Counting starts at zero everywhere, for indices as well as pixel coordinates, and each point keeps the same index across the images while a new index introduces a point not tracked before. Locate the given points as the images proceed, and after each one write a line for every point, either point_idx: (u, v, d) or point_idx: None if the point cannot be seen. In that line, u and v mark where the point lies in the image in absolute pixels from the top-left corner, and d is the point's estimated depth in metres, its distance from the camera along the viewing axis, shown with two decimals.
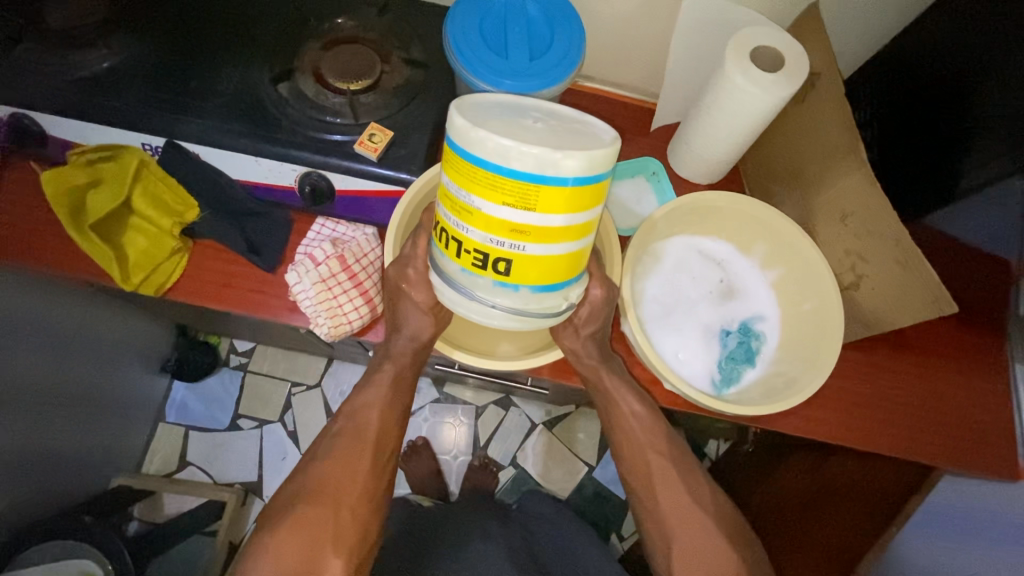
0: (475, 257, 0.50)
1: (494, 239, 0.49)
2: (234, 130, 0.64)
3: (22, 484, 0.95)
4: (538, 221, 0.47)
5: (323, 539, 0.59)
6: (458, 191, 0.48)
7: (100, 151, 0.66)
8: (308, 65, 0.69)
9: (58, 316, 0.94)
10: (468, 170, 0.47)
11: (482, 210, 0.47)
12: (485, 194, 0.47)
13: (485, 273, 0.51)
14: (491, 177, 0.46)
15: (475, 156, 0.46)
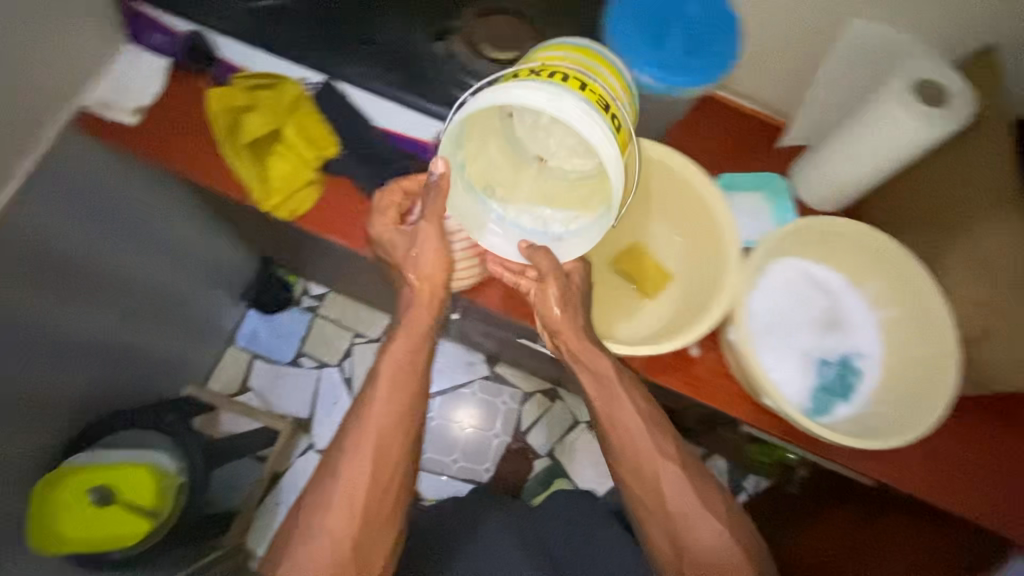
0: (588, 89, 0.51)
1: (609, 92, 0.53)
2: (389, 81, 0.69)
3: (113, 380, 1.01)
4: (633, 115, 0.56)
5: (370, 481, 0.61)
6: (565, 53, 0.55)
7: (263, 79, 0.70)
8: (465, 28, 0.70)
9: (178, 227, 0.99)
10: (599, 57, 0.56)
11: (608, 78, 0.55)
12: (611, 71, 0.56)
13: (599, 106, 0.50)
14: (619, 71, 0.57)
15: (593, 55, 0.57)
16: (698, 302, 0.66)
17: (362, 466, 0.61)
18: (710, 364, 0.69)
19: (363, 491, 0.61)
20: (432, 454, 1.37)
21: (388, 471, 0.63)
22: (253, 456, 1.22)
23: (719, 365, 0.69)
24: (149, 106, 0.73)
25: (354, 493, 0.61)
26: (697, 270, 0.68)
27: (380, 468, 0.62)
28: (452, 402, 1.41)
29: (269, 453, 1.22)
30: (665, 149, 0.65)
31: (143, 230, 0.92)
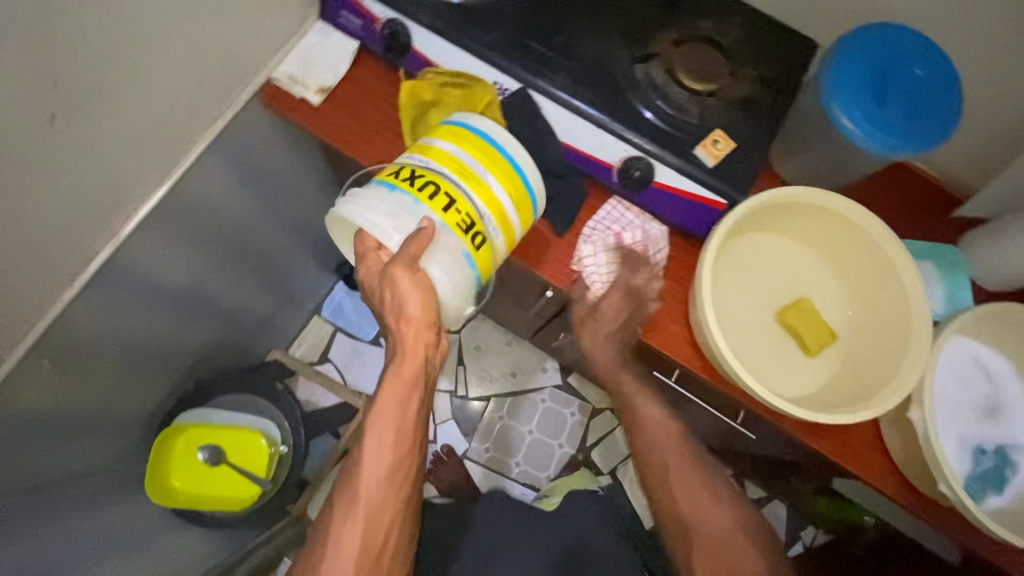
0: (449, 204, 0.58)
1: (478, 202, 0.59)
2: (582, 96, 0.66)
3: (215, 332, 1.02)
4: (511, 227, 0.62)
5: (371, 519, 0.58)
6: (468, 156, 0.60)
7: (455, 78, 0.69)
8: (663, 53, 0.69)
9: (297, 199, 1.01)
10: (488, 149, 0.60)
11: (490, 184, 0.60)
12: (500, 176, 0.60)
13: (444, 216, 0.58)
14: (508, 170, 0.60)
15: (509, 154, 0.60)
16: (872, 375, 0.64)
17: (377, 502, 0.59)
18: (860, 434, 0.68)
19: (369, 533, 0.58)
20: (497, 454, 1.34)
21: (387, 513, 0.59)
22: (331, 431, 1.21)
23: (869, 438, 0.68)
24: (334, 87, 0.73)
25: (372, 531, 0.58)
26: (871, 339, 0.66)
27: (384, 507, 0.59)
28: (522, 406, 1.36)
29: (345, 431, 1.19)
30: (864, 213, 0.64)
31: (269, 196, 0.94)
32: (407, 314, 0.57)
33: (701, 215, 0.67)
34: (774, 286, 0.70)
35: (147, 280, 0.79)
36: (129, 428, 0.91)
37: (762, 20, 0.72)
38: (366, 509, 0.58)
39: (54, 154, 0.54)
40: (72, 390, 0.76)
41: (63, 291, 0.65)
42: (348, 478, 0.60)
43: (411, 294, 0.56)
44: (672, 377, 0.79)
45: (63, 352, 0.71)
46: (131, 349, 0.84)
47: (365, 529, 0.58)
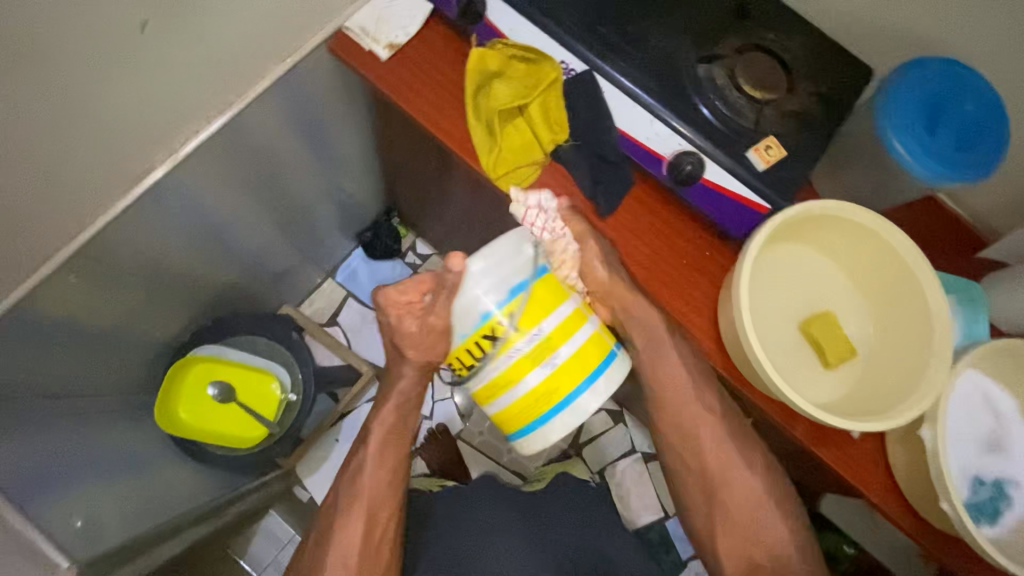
0: (490, 332, 0.58)
1: (509, 361, 0.58)
2: (645, 85, 0.68)
3: (236, 274, 1.02)
4: (489, 395, 0.61)
5: (371, 514, 0.68)
6: (567, 347, 0.60)
7: (523, 51, 0.71)
8: (726, 58, 0.71)
9: (337, 156, 1.01)
10: (574, 372, 0.60)
11: (519, 387, 0.59)
12: (533, 399, 0.60)
13: (474, 331, 0.58)
14: (548, 397, 0.60)
15: (556, 405, 0.60)
16: (887, 395, 0.66)
17: (376, 498, 0.68)
18: (867, 450, 0.70)
19: (370, 527, 0.67)
20: (489, 438, 1.34)
21: (380, 519, 0.68)
22: (329, 392, 1.18)
23: (873, 453, 0.70)
24: (403, 45, 0.74)
25: (372, 524, 0.67)
26: (890, 360, 0.68)
27: (380, 509, 0.68)
28: None
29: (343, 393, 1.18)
30: (902, 236, 0.65)
31: (312, 148, 0.94)
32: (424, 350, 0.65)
33: (741, 217, 0.69)
34: (803, 296, 0.72)
35: (186, 210, 0.79)
36: (138, 354, 0.91)
37: (824, 41, 0.74)
38: (366, 503, 0.68)
39: (125, 59, 0.54)
40: (93, 304, 0.76)
41: (107, 201, 0.65)
42: (352, 481, 0.69)
43: (431, 342, 0.64)
44: None
45: (94, 263, 0.71)
46: (154, 276, 0.84)
47: (365, 522, 0.67)
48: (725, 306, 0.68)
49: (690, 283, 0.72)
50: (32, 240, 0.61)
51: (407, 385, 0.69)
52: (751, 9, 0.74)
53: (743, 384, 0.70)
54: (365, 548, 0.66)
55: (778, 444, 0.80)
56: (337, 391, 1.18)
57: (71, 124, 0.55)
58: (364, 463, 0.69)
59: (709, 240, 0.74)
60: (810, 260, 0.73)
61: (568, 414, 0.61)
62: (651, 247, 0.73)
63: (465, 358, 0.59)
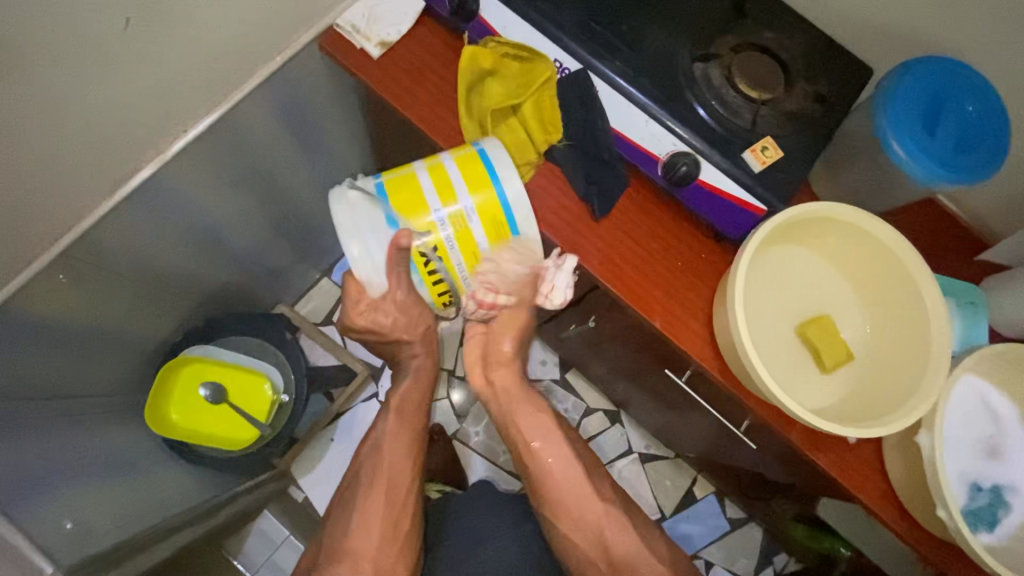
0: (423, 258, 0.65)
1: (456, 249, 0.65)
2: (640, 85, 0.67)
3: (229, 273, 1.02)
4: (485, 273, 0.68)
5: (390, 485, 0.74)
6: (462, 189, 0.64)
7: (516, 49, 0.70)
8: (723, 57, 0.70)
9: (331, 154, 1.00)
10: (486, 191, 0.64)
11: (479, 235, 0.65)
12: (491, 234, 0.65)
13: (419, 272, 0.67)
14: (500, 219, 0.65)
15: (508, 209, 0.65)
16: (883, 400, 0.65)
17: (395, 471, 0.75)
18: (863, 455, 0.69)
19: (388, 505, 0.73)
20: (486, 438, 1.33)
21: (402, 486, 0.75)
22: (324, 392, 1.17)
23: (869, 458, 0.69)
24: (395, 43, 0.73)
25: (393, 496, 0.73)
26: (887, 363, 0.67)
27: (399, 479, 0.74)
28: None
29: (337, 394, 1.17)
30: (900, 239, 0.64)
31: (305, 146, 0.93)
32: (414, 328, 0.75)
33: (738, 219, 0.68)
34: (799, 298, 0.71)
35: (176, 209, 0.79)
36: (129, 354, 0.90)
37: (823, 39, 0.73)
38: (386, 475, 0.74)
39: (105, 59, 0.53)
40: (81, 306, 0.75)
41: (95, 202, 0.65)
42: (374, 453, 0.76)
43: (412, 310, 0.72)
44: (684, 376, 0.81)
45: (83, 264, 0.70)
46: (144, 276, 0.83)
47: (385, 495, 0.73)
48: (720, 310, 0.67)
49: (685, 286, 0.71)
50: (16, 242, 0.60)
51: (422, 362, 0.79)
52: (749, 5, 0.73)
53: (738, 388, 0.69)
54: (387, 515, 0.72)
55: (775, 447, 0.79)
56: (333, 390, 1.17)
57: (53, 125, 0.54)
58: (385, 433, 0.77)
59: (705, 241, 0.73)
60: (808, 262, 0.72)
61: (521, 208, 0.65)
62: (646, 249, 0.72)
63: (443, 288, 0.69)
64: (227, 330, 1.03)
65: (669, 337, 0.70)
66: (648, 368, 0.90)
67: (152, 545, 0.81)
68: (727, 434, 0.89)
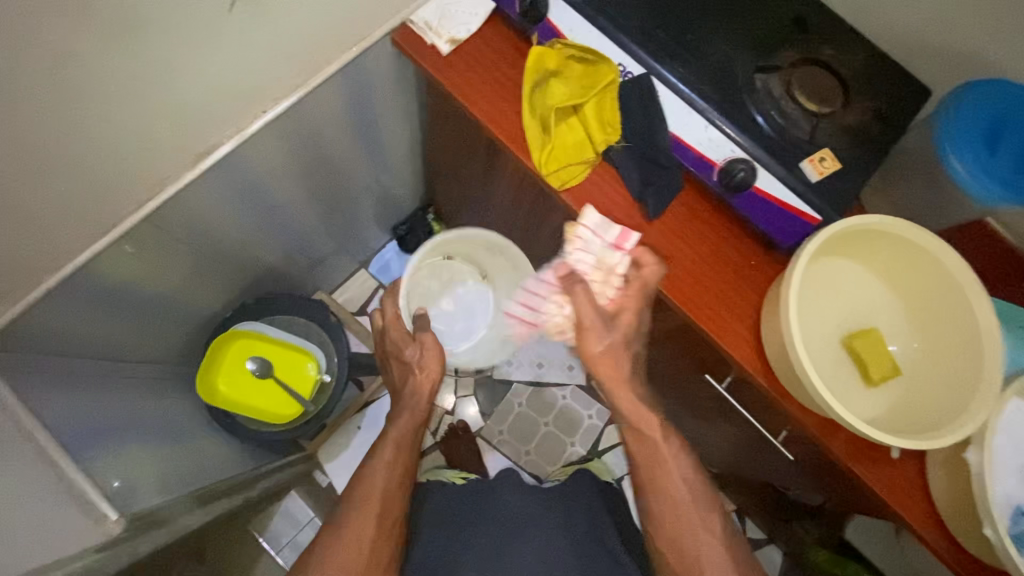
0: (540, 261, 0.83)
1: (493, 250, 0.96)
2: (701, 91, 0.69)
3: (278, 255, 1.05)
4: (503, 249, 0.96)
5: (384, 500, 0.71)
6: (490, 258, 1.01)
7: (583, 52, 0.72)
8: (784, 69, 0.72)
9: (384, 149, 1.04)
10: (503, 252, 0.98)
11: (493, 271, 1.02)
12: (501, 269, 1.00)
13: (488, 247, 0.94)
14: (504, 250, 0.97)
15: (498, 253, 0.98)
16: (933, 417, 0.65)
17: (388, 497, 0.72)
18: (907, 472, 0.69)
19: (381, 524, 0.70)
20: (508, 439, 1.35)
21: (393, 508, 0.72)
22: (354, 380, 1.20)
23: (911, 478, 0.69)
24: (463, 41, 0.77)
25: (385, 516, 0.70)
26: (936, 379, 0.68)
27: (390, 507, 0.71)
28: (541, 397, 1.36)
29: (367, 383, 1.20)
30: (958, 256, 0.64)
31: (364, 137, 0.97)
32: (424, 364, 0.83)
33: (793, 228, 0.69)
34: (848, 310, 0.72)
35: (242, 187, 0.82)
36: (181, 323, 0.94)
37: (881, 59, 0.74)
38: (379, 496, 0.71)
39: (211, 33, 0.57)
40: (148, 271, 0.79)
41: (176, 172, 0.68)
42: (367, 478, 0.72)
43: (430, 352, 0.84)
44: (724, 382, 0.82)
45: (151, 232, 0.73)
46: (204, 249, 0.87)
47: (381, 507, 0.71)
48: (770, 315, 0.68)
49: (734, 292, 0.72)
50: (104, 202, 0.63)
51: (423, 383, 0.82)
52: (810, 22, 0.75)
53: (783, 395, 0.69)
54: (376, 539, 0.69)
55: (814, 460, 0.78)
56: (363, 379, 1.21)
57: (154, 93, 0.57)
58: (378, 465, 0.74)
59: (755, 249, 0.74)
60: (858, 276, 0.73)
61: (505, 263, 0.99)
62: (697, 253, 0.73)
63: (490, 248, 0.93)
64: (271, 311, 1.07)
65: (715, 340, 0.71)
66: (684, 375, 0.91)
67: (200, 504, 0.82)
68: (761, 445, 0.89)
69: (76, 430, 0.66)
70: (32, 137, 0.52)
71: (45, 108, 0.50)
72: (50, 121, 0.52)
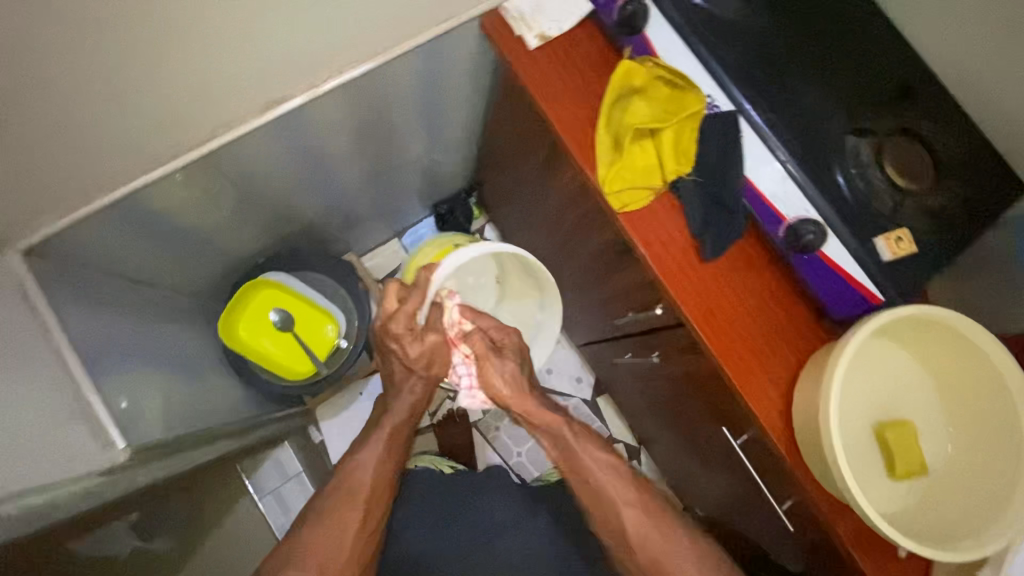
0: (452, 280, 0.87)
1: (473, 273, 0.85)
2: (787, 142, 0.66)
3: (319, 211, 1.05)
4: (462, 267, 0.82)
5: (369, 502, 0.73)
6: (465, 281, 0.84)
7: (671, 73, 0.69)
8: (878, 134, 0.68)
9: (445, 128, 1.03)
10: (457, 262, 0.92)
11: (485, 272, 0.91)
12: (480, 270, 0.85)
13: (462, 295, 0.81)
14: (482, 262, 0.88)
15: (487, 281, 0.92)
16: (957, 527, 0.63)
17: (375, 493, 0.74)
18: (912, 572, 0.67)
19: (366, 517, 0.72)
20: (503, 438, 1.35)
21: (376, 506, 0.74)
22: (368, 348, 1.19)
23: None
24: (552, 38, 0.74)
25: (369, 513, 0.73)
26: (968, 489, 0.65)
27: (374, 505, 0.74)
28: None
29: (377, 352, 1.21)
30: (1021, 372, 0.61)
31: (426, 115, 0.95)
32: (430, 372, 0.79)
33: (849, 303, 0.66)
34: (889, 399, 0.69)
35: (301, 141, 0.81)
36: (213, 260, 0.94)
37: (982, 142, 0.70)
38: (366, 495, 0.73)
39: None
40: (194, 205, 0.79)
41: (243, 116, 0.67)
42: (356, 473, 0.74)
43: (440, 358, 0.78)
44: (739, 439, 0.80)
45: (205, 171, 0.72)
46: (251, 194, 0.86)
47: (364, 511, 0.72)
48: (807, 388, 0.65)
49: (773, 353, 0.70)
50: (166, 136, 0.62)
51: (417, 399, 0.80)
52: (916, 91, 0.71)
53: (800, 469, 0.68)
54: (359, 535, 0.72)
55: (814, 536, 0.77)
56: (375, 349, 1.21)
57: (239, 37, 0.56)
58: (368, 459, 0.75)
59: (804, 314, 0.71)
60: (907, 365, 0.70)
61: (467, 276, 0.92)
62: (742, 307, 0.70)
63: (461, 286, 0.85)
64: (302, 265, 1.07)
65: (743, 400, 0.69)
66: (698, 419, 0.89)
67: (206, 443, 0.83)
68: (760, 505, 0.87)
69: (99, 351, 0.67)
70: (112, 60, 0.50)
71: (129, 37, 0.49)
72: (139, 50, 0.51)
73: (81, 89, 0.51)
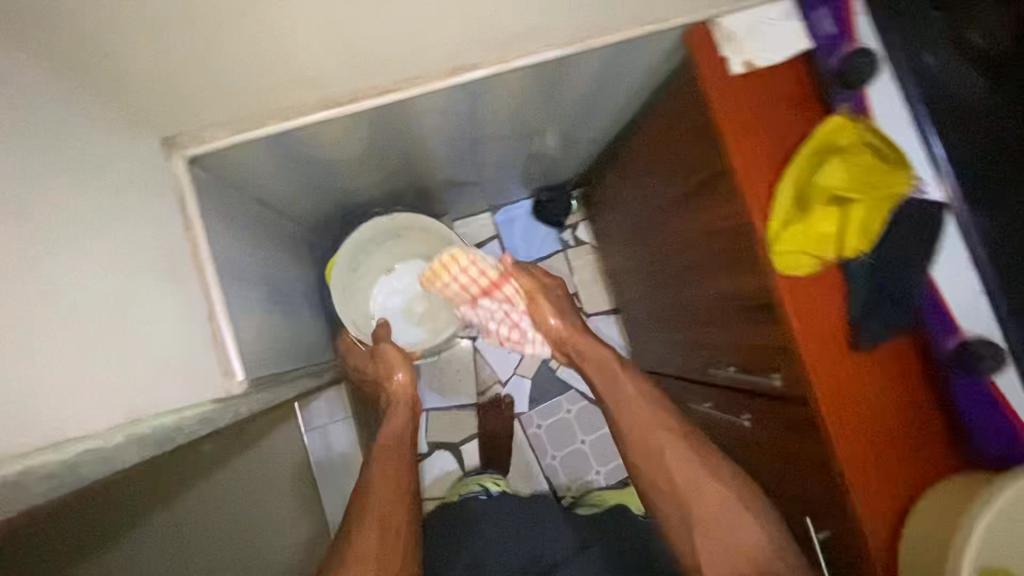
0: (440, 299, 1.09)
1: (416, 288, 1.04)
2: (990, 255, 0.62)
3: (439, 174, 1.04)
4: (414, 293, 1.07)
5: (383, 515, 0.76)
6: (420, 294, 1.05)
7: (886, 145, 0.63)
8: None
9: (588, 126, 0.99)
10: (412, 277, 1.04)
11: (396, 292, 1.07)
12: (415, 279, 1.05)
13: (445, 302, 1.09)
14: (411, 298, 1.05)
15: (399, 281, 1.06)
16: None
17: (387, 507, 0.78)
18: None
19: (384, 529, 0.75)
20: (542, 439, 1.34)
21: (393, 522, 0.76)
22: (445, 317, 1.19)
23: None
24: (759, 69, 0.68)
25: (386, 523, 0.75)
26: None
27: (389, 520, 0.76)
28: (594, 415, 1.35)
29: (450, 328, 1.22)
30: None
31: (578, 110, 0.91)
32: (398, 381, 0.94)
33: (1006, 441, 0.61)
34: None
35: (462, 112, 0.78)
36: (330, 197, 0.93)
37: None
38: (379, 511, 0.76)
39: None
40: (341, 147, 0.77)
41: (429, 78, 0.64)
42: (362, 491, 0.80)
43: (389, 365, 0.94)
44: (821, 533, 0.74)
45: (368, 119, 0.70)
46: (391, 147, 0.85)
47: (380, 521, 0.75)
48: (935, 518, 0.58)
49: (901, 467, 0.64)
50: (355, 82, 0.60)
51: (400, 413, 0.92)
52: None
53: None
54: (382, 546, 0.73)
55: None
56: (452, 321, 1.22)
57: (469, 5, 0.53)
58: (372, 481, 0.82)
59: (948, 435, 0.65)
60: None
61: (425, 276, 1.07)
62: (882, 409, 0.65)
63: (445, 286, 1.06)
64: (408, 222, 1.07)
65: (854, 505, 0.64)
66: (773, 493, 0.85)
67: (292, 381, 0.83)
68: None
69: (231, 273, 0.67)
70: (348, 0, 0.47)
71: None
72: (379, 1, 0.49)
73: (314, 27, 0.49)
